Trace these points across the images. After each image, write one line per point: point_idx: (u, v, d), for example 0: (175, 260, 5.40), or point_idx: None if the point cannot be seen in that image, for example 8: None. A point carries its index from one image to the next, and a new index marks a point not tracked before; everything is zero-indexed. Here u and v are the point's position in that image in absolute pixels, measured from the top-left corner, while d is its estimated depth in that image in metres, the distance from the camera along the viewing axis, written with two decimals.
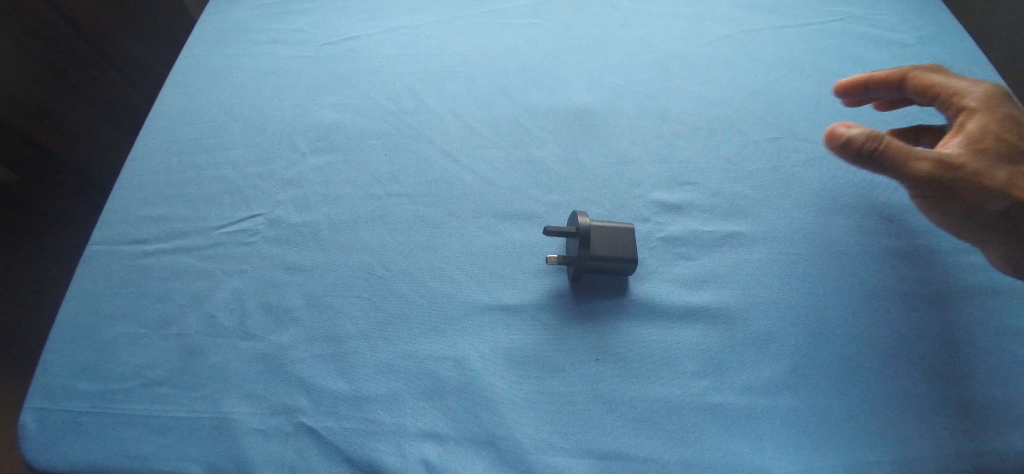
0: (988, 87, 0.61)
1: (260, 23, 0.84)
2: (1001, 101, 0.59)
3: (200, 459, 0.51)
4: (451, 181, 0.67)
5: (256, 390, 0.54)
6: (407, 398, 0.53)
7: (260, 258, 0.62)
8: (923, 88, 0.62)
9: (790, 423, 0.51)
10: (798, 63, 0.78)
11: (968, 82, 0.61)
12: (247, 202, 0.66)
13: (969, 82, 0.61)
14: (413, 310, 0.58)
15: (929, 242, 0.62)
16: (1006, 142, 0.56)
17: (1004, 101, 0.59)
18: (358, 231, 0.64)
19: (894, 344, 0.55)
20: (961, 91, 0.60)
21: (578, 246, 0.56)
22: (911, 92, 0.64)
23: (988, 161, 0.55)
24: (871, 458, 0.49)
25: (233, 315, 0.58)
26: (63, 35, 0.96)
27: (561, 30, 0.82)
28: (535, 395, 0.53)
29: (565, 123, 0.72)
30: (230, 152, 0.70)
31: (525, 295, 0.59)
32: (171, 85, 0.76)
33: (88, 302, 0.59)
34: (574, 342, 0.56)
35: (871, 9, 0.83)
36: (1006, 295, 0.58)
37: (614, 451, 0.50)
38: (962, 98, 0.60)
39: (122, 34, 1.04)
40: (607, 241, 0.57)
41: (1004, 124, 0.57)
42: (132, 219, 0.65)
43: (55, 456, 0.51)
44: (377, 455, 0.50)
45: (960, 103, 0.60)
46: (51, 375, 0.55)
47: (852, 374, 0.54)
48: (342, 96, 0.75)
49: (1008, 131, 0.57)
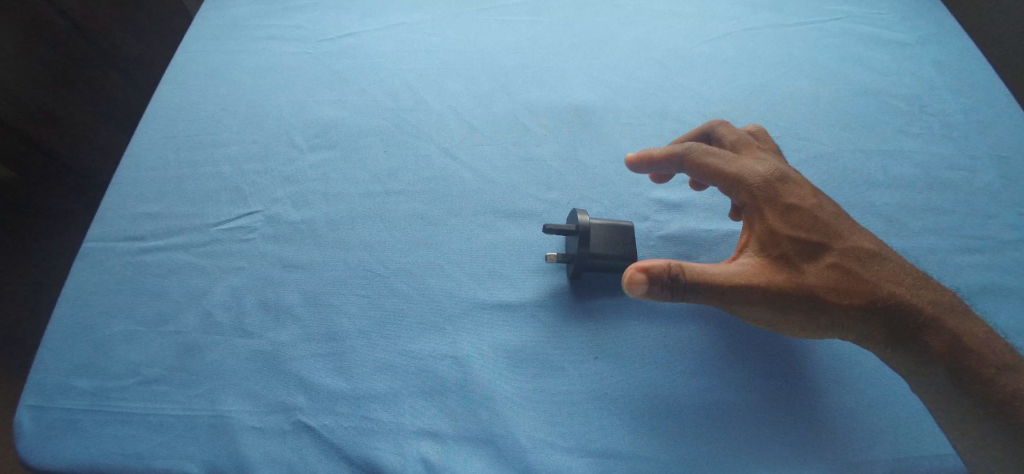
0: (763, 172, 0.54)
1: (258, 18, 0.83)
2: (766, 190, 0.53)
3: (197, 457, 0.50)
4: (450, 178, 0.67)
5: (253, 388, 0.53)
6: (405, 396, 0.53)
7: (257, 255, 0.62)
8: (698, 168, 0.55)
9: (788, 422, 0.51)
10: (798, 62, 0.77)
11: (742, 163, 0.54)
12: (245, 199, 0.66)
13: (749, 164, 0.54)
14: (412, 308, 0.58)
15: (927, 241, 0.62)
16: (777, 242, 0.51)
17: (758, 190, 0.53)
18: (357, 228, 0.63)
19: (749, 372, 0.54)
20: (741, 178, 0.53)
21: (578, 244, 0.56)
22: (692, 174, 0.56)
23: (796, 265, 0.50)
24: (870, 456, 0.49)
25: (230, 312, 0.58)
26: (60, 32, 0.91)
27: (562, 28, 0.82)
28: (534, 393, 0.53)
29: (565, 121, 0.72)
30: (228, 148, 0.70)
31: (524, 293, 0.59)
32: (168, 81, 0.76)
33: (84, 299, 0.59)
34: (572, 341, 0.56)
35: (871, 8, 0.83)
36: (1003, 294, 0.58)
37: (613, 450, 0.50)
38: (740, 188, 0.54)
39: (122, 34, 0.99)
40: (609, 239, 0.57)
41: (776, 218, 0.51)
42: (128, 215, 0.64)
43: (51, 455, 0.51)
44: (375, 453, 0.50)
45: (742, 191, 0.54)
46: (47, 372, 0.55)
47: (714, 406, 0.52)
48: (340, 93, 0.75)
49: (782, 224, 0.51)
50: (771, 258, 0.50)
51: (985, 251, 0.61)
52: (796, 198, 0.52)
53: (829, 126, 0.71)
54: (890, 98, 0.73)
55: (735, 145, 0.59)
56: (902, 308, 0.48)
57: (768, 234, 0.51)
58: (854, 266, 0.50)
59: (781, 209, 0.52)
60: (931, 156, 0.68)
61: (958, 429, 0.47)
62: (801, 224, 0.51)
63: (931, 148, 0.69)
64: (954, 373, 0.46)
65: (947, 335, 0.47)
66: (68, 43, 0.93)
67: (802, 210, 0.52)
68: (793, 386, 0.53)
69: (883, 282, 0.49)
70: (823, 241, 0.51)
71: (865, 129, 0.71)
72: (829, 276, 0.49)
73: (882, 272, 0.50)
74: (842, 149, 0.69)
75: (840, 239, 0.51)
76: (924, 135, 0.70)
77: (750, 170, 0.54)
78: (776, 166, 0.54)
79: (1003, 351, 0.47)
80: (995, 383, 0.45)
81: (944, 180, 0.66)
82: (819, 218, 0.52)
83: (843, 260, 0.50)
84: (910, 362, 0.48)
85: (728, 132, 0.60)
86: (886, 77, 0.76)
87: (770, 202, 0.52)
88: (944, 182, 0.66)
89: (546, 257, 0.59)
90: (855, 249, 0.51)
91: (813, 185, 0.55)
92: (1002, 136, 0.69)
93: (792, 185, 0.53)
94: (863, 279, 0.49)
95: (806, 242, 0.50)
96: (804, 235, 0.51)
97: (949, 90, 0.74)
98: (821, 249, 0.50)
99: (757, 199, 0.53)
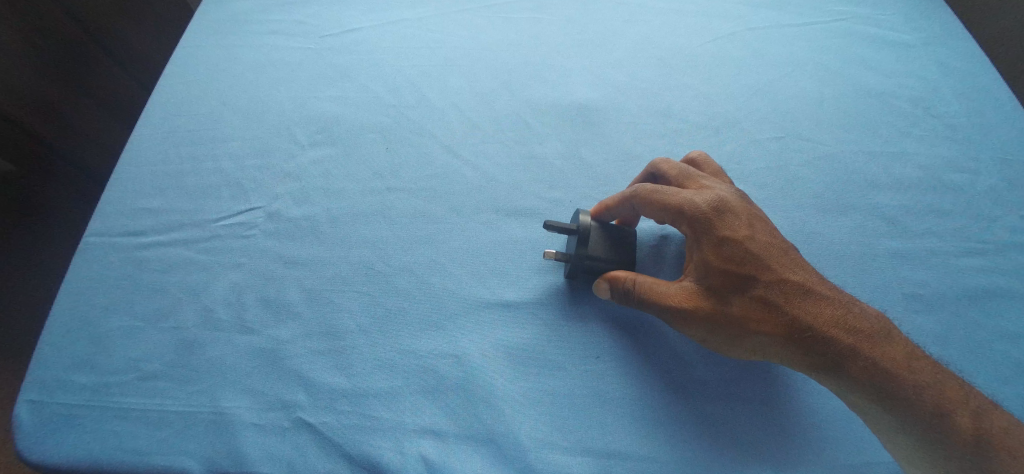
0: (700, 204, 0.51)
1: (259, 13, 0.83)
2: (700, 224, 0.51)
3: (197, 454, 0.50)
4: (453, 175, 0.67)
5: (253, 385, 0.53)
6: (405, 394, 0.53)
7: (258, 251, 0.61)
8: (642, 206, 0.54)
9: (790, 424, 0.51)
10: (802, 63, 0.77)
11: (679, 196, 0.52)
12: (246, 194, 0.65)
13: (685, 196, 0.52)
14: (414, 306, 0.57)
15: (931, 244, 0.62)
16: (707, 274, 0.50)
17: (693, 224, 0.51)
18: (359, 225, 0.63)
19: (722, 381, 0.53)
20: (678, 212, 0.52)
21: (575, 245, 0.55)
22: (640, 212, 0.55)
23: (723, 295, 0.50)
24: (870, 458, 0.50)
25: (231, 309, 0.58)
26: (71, 29, 0.90)
27: (564, 26, 0.81)
28: (535, 392, 0.53)
29: (568, 120, 0.72)
30: (228, 144, 0.69)
31: (526, 292, 0.58)
32: (168, 76, 0.75)
33: (84, 294, 0.59)
34: (575, 341, 0.56)
35: (876, 9, 0.83)
36: (1005, 298, 0.58)
37: (613, 450, 0.50)
38: (677, 222, 0.52)
39: (129, 29, 0.98)
40: (609, 241, 0.56)
41: (707, 251, 0.50)
42: (129, 210, 0.64)
43: (49, 450, 0.51)
44: (375, 450, 0.50)
45: (680, 224, 0.52)
46: (45, 367, 0.55)
47: (689, 415, 0.52)
48: (342, 90, 0.74)
49: (712, 257, 0.50)
50: (699, 288, 0.51)
51: (988, 254, 0.61)
52: (730, 230, 0.51)
53: (833, 127, 0.71)
54: (894, 99, 0.73)
55: (678, 179, 0.56)
56: (825, 337, 0.47)
57: (701, 265, 0.51)
58: (782, 296, 0.49)
59: (715, 242, 0.50)
60: (935, 158, 0.68)
61: (893, 446, 0.47)
62: (730, 257, 0.50)
63: (935, 150, 0.69)
64: (880, 399, 0.46)
65: (871, 363, 0.46)
66: (77, 40, 0.92)
67: (734, 243, 0.50)
68: (771, 394, 0.53)
69: (809, 312, 0.48)
70: (751, 273, 0.50)
71: (869, 130, 0.71)
72: (751, 308, 0.49)
73: (810, 302, 0.49)
74: (846, 150, 0.69)
75: (770, 269, 0.50)
76: (927, 137, 0.70)
77: (687, 204, 0.51)
78: (715, 195, 0.52)
79: (931, 372, 0.46)
80: (921, 406, 0.44)
81: (947, 183, 0.66)
82: (750, 249, 0.50)
83: (771, 291, 0.49)
84: (837, 388, 0.48)
85: (670, 169, 0.57)
86: (890, 78, 0.75)
87: (704, 234, 0.51)
88: (948, 184, 0.66)
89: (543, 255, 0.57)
90: (783, 281, 0.50)
91: (752, 210, 0.53)
92: (1006, 138, 0.69)
93: (729, 215, 0.51)
94: (789, 310, 0.49)
95: (733, 275, 0.50)
96: (733, 268, 0.50)
97: (953, 92, 0.74)
98: (749, 280, 0.50)
99: (693, 232, 0.52)
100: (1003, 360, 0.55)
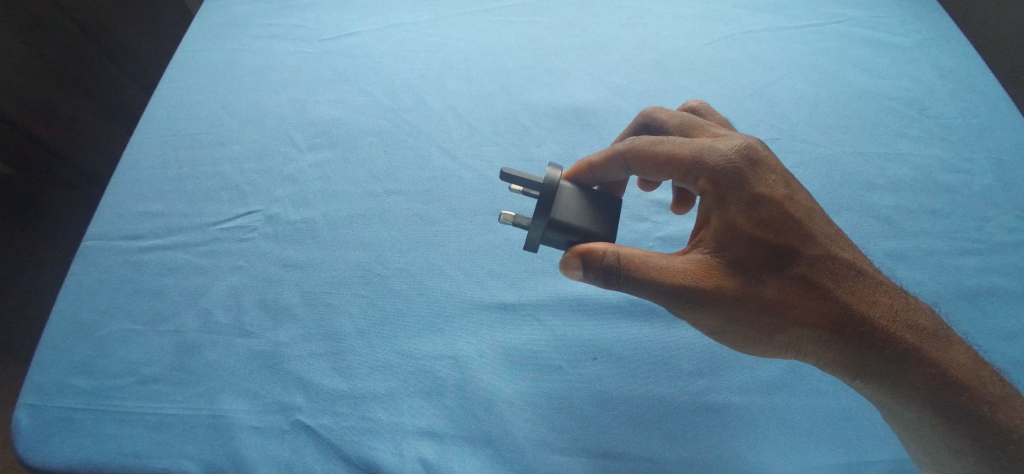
0: (726, 152, 0.47)
1: (258, 17, 0.83)
2: (731, 178, 0.46)
3: (196, 457, 0.50)
4: (451, 179, 0.67)
5: (252, 387, 0.53)
6: (404, 396, 0.53)
7: (256, 255, 0.61)
8: (644, 157, 0.50)
9: (787, 424, 0.52)
10: (797, 65, 0.78)
11: (698, 145, 0.48)
12: (244, 198, 0.66)
13: (706, 144, 0.48)
14: (411, 308, 0.58)
15: (927, 245, 0.62)
16: (733, 243, 0.45)
17: (719, 179, 0.47)
18: (357, 228, 0.63)
19: (719, 380, 0.54)
20: (697, 164, 0.47)
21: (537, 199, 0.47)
22: (635, 167, 0.51)
23: (760, 273, 0.45)
24: (865, 457, 0.51)
25: (230, 311, 0.58)
26: (59, 21, 0.86)
27: (562, 29, 0.82)
28: (535, 394, 0.53)
29: (565, 123, 0.72)
30: (227, 148, 0.70)
31: (524, 295, 0.58)
32: (166, 81, 0.76)
33: (83, 298, 0.59)
34: (573, 342, 0.56)
35: (870, 11, 0.83)
36: (1001, 298, 0.58)
37: (611, 450, 0.51)
38: (696, 178, 0.48)
39: (132, 33, 0.95)
40: (581, 207, 0.48)
41: (738, 214, 0.46)
42: (128, 214, 0.64)
43: (48, 454, 0.51)
44: (374, 453, 0.50)
45: (698, 179, 0.48)
46: (44, 371, 0.55)
47: (688, 414, 0.52)
48: (340, 93, 0.75)
49: (744, 223, 0.46)
50: (727, 261, 0.45)
51: (985, 254, 0.61)
52: (765, 187, 0.47)
53: (829, 128, 0.71)
54: (889, 100, 0.74)
55: (681, 129, 0.55)
56: (876, 325, 0.45)
57: (728, 232, 0.46)
58: (827, 277, 0.46)
59: (747, 202, 0.46)
60: (930, 159, 0.68)
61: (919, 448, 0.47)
62: (767, 224, 0.46)
63: (931, 151, 0.69)
64: (935, 405, 0.43)
65: (924, 358, 0.43)
66: (75, 38, 0.89)
67: (770, 206, 0.46)
68: (768, 394, 0.53)
69: (855, 295, 0.46)
70: (790, 245, 0.46)
71: (865, 132, 0.71)
72: (791, 289, 0.45)
73: (854, 283, 0.46)
74: (842, 152, 0.69)
75: (810, 243, 0.46)
76: (923, 137, 0.70)
77: (709, 152, 0.47)
78: (742, 143, 0.48)
79: (999, 386, 0.44)
80: (982, 416, 0.42)
81: (943, 183, 0.66)
82: (791, 217, 0.46)
83: (814, 271, 0.46)
84: (887, 391, 0.45)
85: (671, 118, 0.56)
86: (885, 79, 0.76)
87: (733, 193, 0.46)
88: (944, 185, 0.66)
89: (500, 214, 0.50)
90: (829, 260, 0.46)
91: (785, 171, 0.49)
92: (1001, 139, 0.70)
93: (762, 170, 0.47)
94: (832, 291, 0.45)
95: (771, 247, 0.46)
96: (767, 236, 0.46)
97: (948, 93, 0.74)
98: (788, 256, 0.46)
99: (717, 191, 0.47)
100: (998, 360, 0.55)
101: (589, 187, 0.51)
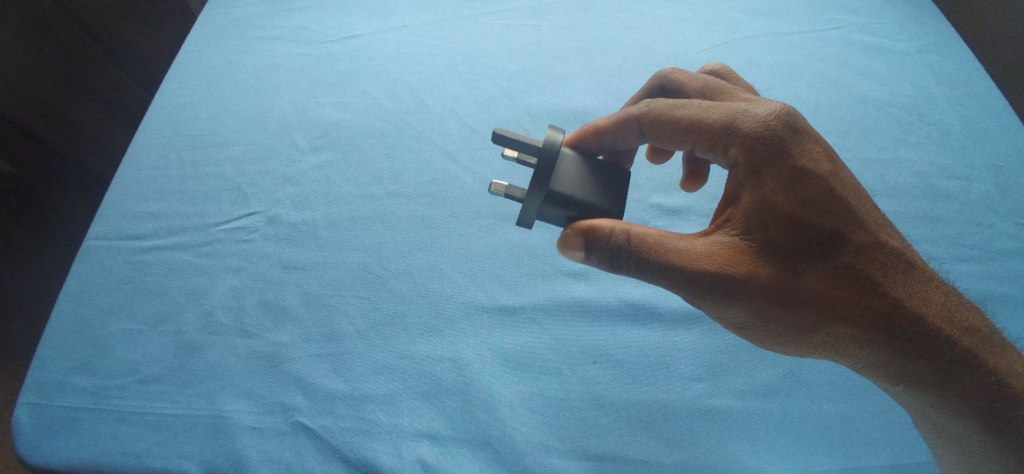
0: (768, 121, 0.44)
1: (261, 18, 0.83)
2: (772, 151, 0.43)
3: (196, 457, 0.51)
4: (452, 181, 0.68)
5: (253, 388, 0.54)
6: (403, 398, 0.53)
7: (257, 255, 0.62)
8: (664, 121, 0.48)
9: (785, 429, 0.52)
10: (797, 70, 0.78)
11: (733, 112, 0.45)
12: (246, 199, 0.66)
13: (743, 111, 0.45)
14: (412, 310, 0.58)
15: (926, 251, 0.62)
16: (772, 225, 0.42)
17: (755, 148, 0.43)
18: (358, 230, 0.64)
19: (717, 384, 0.54)
20: (733, 134, 0.44)
21: (535, 167, 0.45)
22: (651, 130, 0.49)
23: (799, 259, 0.42)
24: (862, 462, 0.51)
25: (230, 312, 0.58)
26: (63, 22, 0.86)
27: (563, 33, 0.82)
28: (534, 397, 0.53)
29: (565, 126, 0.72)
30: (229, 149, 0.70)
31: (524, 297, 0.59)
32: (169, 81, 0.76)
33: (85, 298, 0.59)
34: (572, 345, 0.56)
35: (869, 17, 0.84)
36: (998, 304, 0.59)
37: (610, 453, 0.51)
38: (727, 147, 0.45)
39: (133, 33, 0.95)
40: (584, 180, 0.47)
41: (780, 192, 0.43)
42: (130, 214, 0.65)
43: (48, 453, 0.51)
44: (373, 455, 0.50)
45: (732, 150, 0.45)
46: (45, 370, 0.55)
47: (687, 418, 0.52)
48: (343, 95, 0.75)
49: (786, 202, 0.42)
50: (763, 245, 0.42)
51: (983, 260, 0.61)
52: (808, 163, 0.43)
53: (828, 134, 0.71)
54: (889, 107, 0.74)
55: (703, 92, 0.53)
56: (920, 319, 0.42)
57: (766, 211, 0.42)
58: (872, 267, 0.43)
59: (790, 179, 0.43)
60: (929, 165, 0.69)
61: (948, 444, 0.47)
62: (808, 202, 0.43)
63: (930, 157, 0.69)
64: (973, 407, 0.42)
65: (968, 358, 0.42)
66: (75, 37, 0.88)
67: (814, 183, 0.43)
68: (767, 399, 0.53)
69: (901, 286, 0.43)
70: (835, 229, 0.43)
71: (865, 138, 0.71)
72: (830, 277, 0.43)
73: (900, 274, 0.43)
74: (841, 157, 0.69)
75: (857, 227, 0.43)
76: (922, 143, 0.70)
77: (743, 117, 0.44)
78: (784, 112, 0.45)
79: None
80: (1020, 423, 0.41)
81: (942, 190, 0.67)
82: (836, 196, 0.43)
83: (859, 259, 0.43)
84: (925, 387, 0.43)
85: (693, 80, 0.55)
86: (885, 85, 0.76)
87: (770, 165, 0.43)
88: (942, 191, 0.66)
89: (492, 183, 0.48)
90: (874, 248, 0.43)
91: (830, 146, 0.45)
92: (1000, 146, 0.70)
93: (807, 144, 0.44)
94: (876, 281, 0.43)
95: (813, 231, 0.42)
96: (810, 218, 0.42)
97: (947, 99, 0.75)
98: (831, 241, 0.43)
99: (752, 161, 0.43)
100: None
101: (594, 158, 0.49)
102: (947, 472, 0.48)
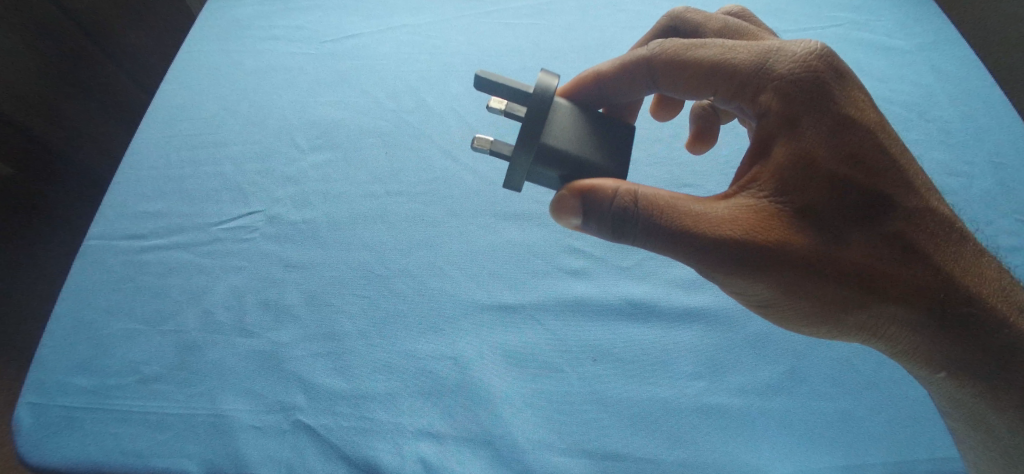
0: (806, 65, 0.42)
1: (261, 18, 0.83)
2: (809, 99, 0.41)
3: (196, 457, 0.50)
4: (452, 180, 0.67)
5: (253, 388, 0.53)
6: (404, 397, 0.53)
7: (257, 255, 0.62)
8: (677, 64, 0.47)
9: (787, 426, 0.52)
10: None
11: (766, 54, 0.43)
12: (246, 198, 0.66)
13: (779, 53, 0.43)
14: (412, 309, 0.58)
15: None
16: (806, 182, 0.40)
17: (790, 93, 0.41)
18: (357, 230, 0.63)
19: (718, 381, 0.54)
20: (766, 78, 0.42)
21: (524, 117, 0.41)
22: (662, 75, 0.48)
23: (830, 222, 0.40)
24: (865, 459, 0.51)
25: (231, 311, 0.58)
26: (61, 21, 0.85)
27: (563, 31, 0.82)
28: (535, 394, 0.53)
29: None
30: (229, 148, 0.70)
31: (524, 295, 0.58)
32: (168, 82, 0.76)
33: (85, 298, 0.59)
34: (573, 342, 0.56)
35: (869, 14, 0.84)
36: None
37: (611, 451, 0.51)
38: (757, 91, 0.43)
39: (133, 35, 0.94)
40: (580, 135, 0.44)
41: (815, 145, 0.40)
42: (129, 214, 0.65)
43: (48, 452, 0.51)
44: (374, 454, 0.50)
45: (764, 95, 0.42)
46: (46, 370, 0.55)
47: (689, 415, 0.52)
48: (342, 94, 0.75)
49: (821, 155, 0.40)
50: (794, 206, 0.40)
51: None
52: (845, 116, 0.41)
53: None
54: (889, 104, 0.74)
55: (721, 34, 0.54)
56: (950, 286, 0.41)
57: (801, 165, 0.40)
58: (905, 230, 0.41)
59: (825, 131, 0.41)
60: (930, 162, 0.68)
61: (969, 427, 0.48)
62: (846, 156, 0.41)
63: (932, 154, 0.69)
64: (992, 371, 0.42)
65: (995, 320, 0.41)
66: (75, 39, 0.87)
67: (851, 135, 0.41)
68: (768, 395, 0.53)
69: (933, 251, 0.41)
70: (870, 188, 0.41)
71: None
72: (862, 242, 0.40)
73: (933, 238, 0.42)
74: None
75: (898, 187, 0.41)
76: (924, 140, 0.70)
77: (777, 57, 0.42)
78: (823, 54, 0.42)
79: None
80: None
81: (943, 187, 0.66)
82: (875, 151, 0.41)
83: (893, 221, 0.41)
84: (951, 354, 0.42)
85: (710, 21, 0.55)
86: (886, 82, 0.76)
87: (807, 111, 0.41)
88: (943, 188, 0.66)
89: (475, 138, 0.44)
90: (908, 211, 0.41)
91: (868, 96, 0.44)
92: (1000, 143, 0.70)
93: (845, 96, 0.42)
94: (908, 244, 0.41)
95: (846, 190, 0.40)
96: (844, 174, 0.40)
97: (948, 97, 0.75)
98: (865, 202, 0.41)
99: (787, 108, 0.41)
100: None
101: (591, 110, 0.47)
102: (954, 426, 0.50)
